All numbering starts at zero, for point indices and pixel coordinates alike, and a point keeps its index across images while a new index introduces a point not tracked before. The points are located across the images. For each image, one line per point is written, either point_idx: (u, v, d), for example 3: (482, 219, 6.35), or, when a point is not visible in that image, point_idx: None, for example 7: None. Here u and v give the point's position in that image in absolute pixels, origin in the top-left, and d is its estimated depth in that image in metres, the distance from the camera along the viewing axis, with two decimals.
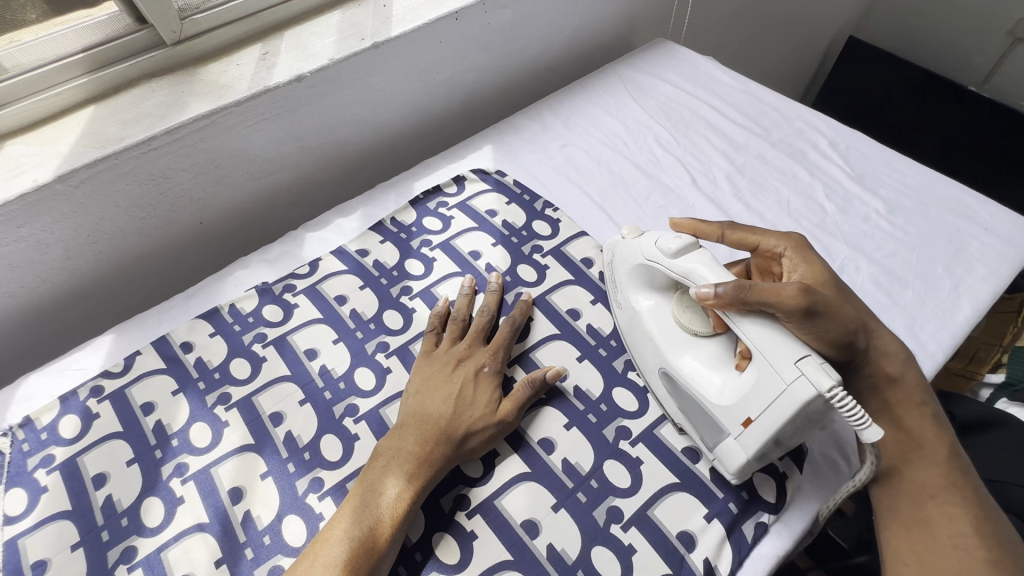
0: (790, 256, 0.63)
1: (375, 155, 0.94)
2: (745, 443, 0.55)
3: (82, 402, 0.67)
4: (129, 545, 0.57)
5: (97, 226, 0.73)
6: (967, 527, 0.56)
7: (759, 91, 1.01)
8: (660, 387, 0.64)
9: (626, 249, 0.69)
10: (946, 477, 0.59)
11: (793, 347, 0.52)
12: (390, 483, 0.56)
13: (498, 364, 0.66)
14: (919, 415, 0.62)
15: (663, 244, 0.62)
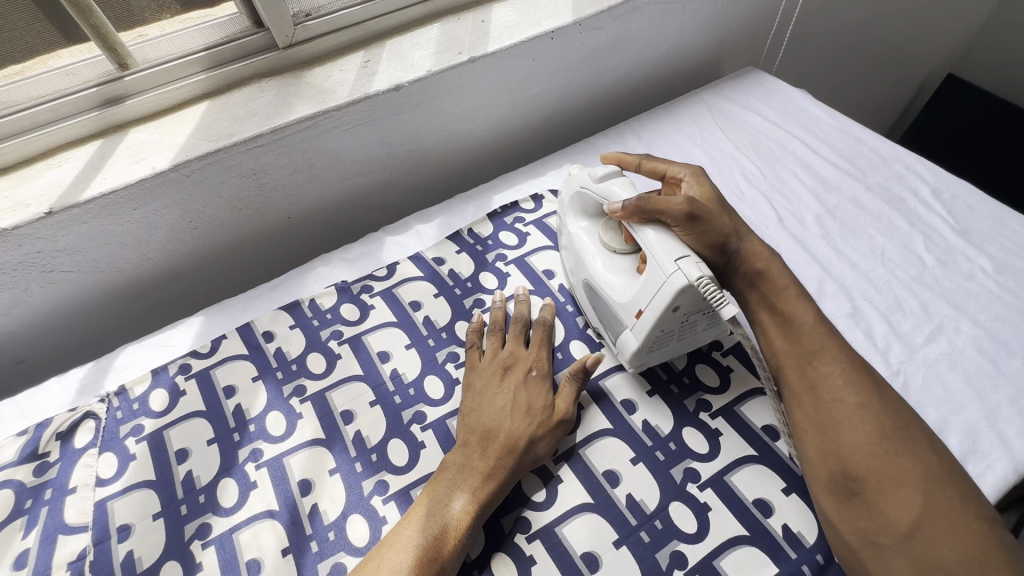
0: (687, 180, 0.73)
1: (456, 165, 0.95)
2: (637, 331, 0.63)
3: (171, 378, 0.71)
4: (204, 522, 0.60)
5: (199, 214, 0.78)
6: (840, 379, 0.57)
7: (857, 129, 0.96)
8: (584, 299, 0.74)
9: (569, 183, 0.78)
10: (816, 342, 0.60)
11: (676, 249, 0.59)
12: (454, 494, 0.56)
13: (545, 366, 0.66)
14: (789, 297, 0.64)
15: (592, 172, 0.72)
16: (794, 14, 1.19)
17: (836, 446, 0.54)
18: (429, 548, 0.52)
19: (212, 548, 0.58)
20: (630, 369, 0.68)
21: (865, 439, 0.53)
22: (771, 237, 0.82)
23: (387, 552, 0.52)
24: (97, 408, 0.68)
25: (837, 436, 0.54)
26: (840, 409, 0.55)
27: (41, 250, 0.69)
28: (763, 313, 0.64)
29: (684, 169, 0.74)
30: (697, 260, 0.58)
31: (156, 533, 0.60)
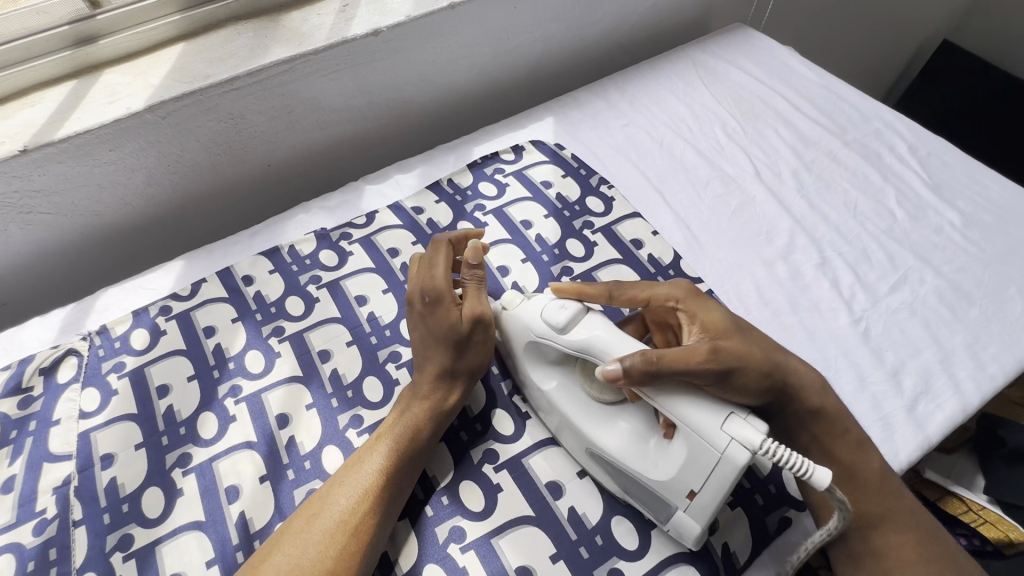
0: (683, 309, 0.58)
1: (438, 117, 0.95)
2: (697, 513, 0.50)
3: (152, 319, 0.72)
4: (185, 451, 0.62)
5: (178, 158, 0.78)
6: (908, 552, 0.54)
7: (840, 86, 0.96)
8: (596, 471, 0.58)
9: (510, 322, 0.60)
10: (880, 504, 0.56)
11: (717, 407, 0.48)
12: (405, 418, 0.59)
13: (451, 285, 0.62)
14: (847, 444, 0.58)
15: (549, 318, 0.55)
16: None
17: None
18: (389, 467, 0.55)
19: (192, 475, 0.61)
20: (692, 549, 0.54)
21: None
22: (747, 190, 0.83)
23: (348, 476, 0.55)
24: (79, 346, 0.70)
25: None
26: None
27: (18, 190, 0.70)
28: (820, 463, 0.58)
29: (666, 290, 0.60)
30: (745, 415, 0.48)
31: (138, 461, 0.62)
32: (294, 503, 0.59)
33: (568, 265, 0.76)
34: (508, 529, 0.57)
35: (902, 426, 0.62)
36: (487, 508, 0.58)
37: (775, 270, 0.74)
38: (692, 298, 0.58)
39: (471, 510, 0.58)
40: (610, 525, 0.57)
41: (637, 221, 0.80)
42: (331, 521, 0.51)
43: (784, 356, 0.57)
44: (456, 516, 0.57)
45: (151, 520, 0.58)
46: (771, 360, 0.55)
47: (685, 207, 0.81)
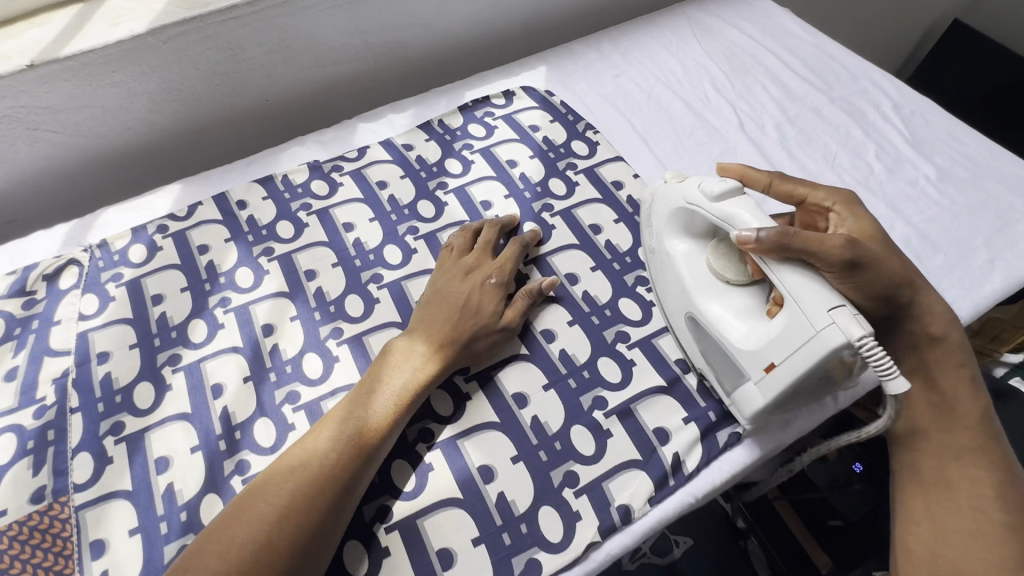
0: (838, 211, 0.61)
1: (433, 62, 0.97)
2: (765, 387, 0.55)
3: (149, 236, 0.76)
4: (176, 353, 0.66)
5: (178, 86, 0.81)
6: (989, 491, 0.55)
7: (831, 47, 0.97)
8: (686, 333, 0.64)
9: (667, 194, 0.67)
10: (973, 439, 0.57)
11: (827, 294, 0.50)
12: (394, 383, 0.58)
13: (504, 275, 0.66)
14: (953, 375, 0.59)
15: (706, 187, 0.59)
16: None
17: (953, 555, 0.54)
18: (372, 421, 0.56)
19: (181, 373, 0.65)
20: (744, 425, 0.60)
21: (989, 551, 0.53)
22: (729, 141, 0.85)
23: (332, 424, 0.55)
24: (80, 256, 0.74)
25: (955, 541, 0.54)
26: (974, 520, 0.54)
27: (25, 106, 0.73)
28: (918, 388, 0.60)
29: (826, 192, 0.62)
30: (854, 311, 0.49)
31: (131, 359, 0.66)
32: (274, 402, 0.63)
33: (549, 202, 0.78)
34: (473, 432, 0.60)
35: None
36: (454, 413, 0.61)
37: None
38: (841, 205, 0.61)
39: (441, 415, 0.61)
40: (570, 432, 0.60)
41: (619, 165, 0.82)
42: (304, 477, 0.50)
43: (918, 281, 0.60)
44: (425, 419, 0.61)
45: (142, 410, 0.62)
46: (904, 269, 0.57)
47: (666, 154, 0.84)
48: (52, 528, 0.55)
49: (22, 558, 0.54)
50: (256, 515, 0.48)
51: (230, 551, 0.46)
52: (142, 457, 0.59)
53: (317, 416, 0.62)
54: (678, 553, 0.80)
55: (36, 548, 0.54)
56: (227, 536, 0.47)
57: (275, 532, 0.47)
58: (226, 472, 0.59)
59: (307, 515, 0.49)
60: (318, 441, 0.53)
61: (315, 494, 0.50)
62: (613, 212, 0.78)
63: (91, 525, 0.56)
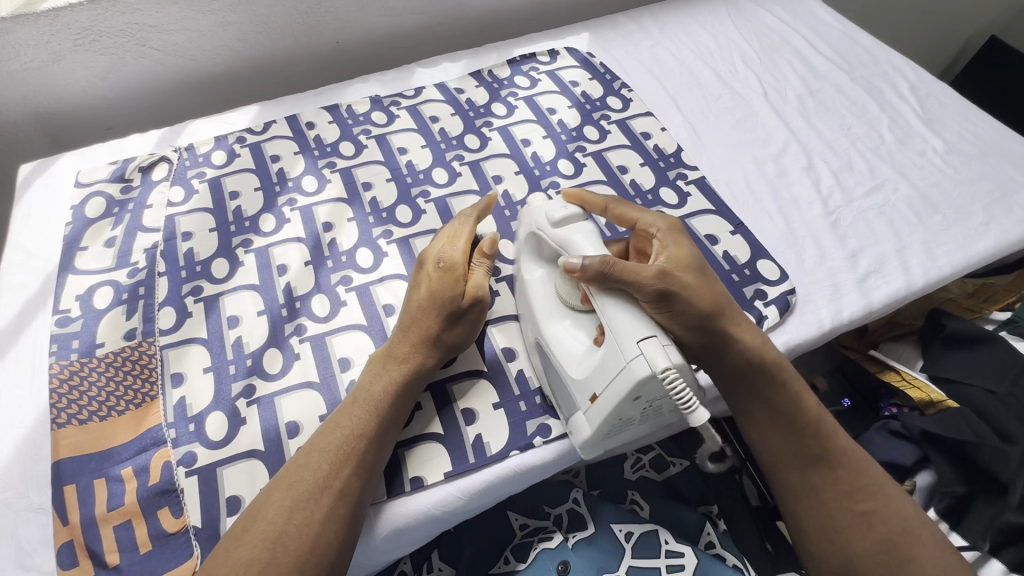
0: (662, 236, 0.61)
1: (487, 23, 1.07)
2: (591, 416, 0.56)
3: (230, 144, 0.87)
4: (248, 237, 0.76)
5: (265, 20, 0.92)
6: (847, 484, 0.58)
7: (858, 34, 1.04)
8: (536, 358, 0.65)
9: (529, 214, 0.66)
10: (818, 445, 0.60)
11: (643, 327, 0.52)
12: (381, 380, 0.59)
13: (456, 247, 0.64)
14: (786, 388, 0.61)
15: (551, 212, 0.61)
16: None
17: (838, 555, 0.56)
18: (381, 406, 0.57)
19: (253, 253, 0.75)
20: (581, 452, 0.60)
21: (865, 542, 0.56)
22: (752, 107, 0.92)
23: (350, 407, 0.57)
24: (171, 155, 0.85)
25: (836, 543, 0.57)
26: (846, 519, 0.57)
27: (138, 23, 0.84)
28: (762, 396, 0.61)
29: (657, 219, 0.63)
30: (666, 343, 0.51)
31: (210, 239, 0.76)
32: (330, 282, 0.72)
33: (582, 144, 0.87)
34: (500, 321, 0.69)
35: (849, 293, 0.71)
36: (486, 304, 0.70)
37: (763, 168, 0.84)
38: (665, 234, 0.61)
39: None
40: None
41: (649, 119, 0.90)
42: (308, 485, 0.52)
43: (732, 308, 0.61)
44: None
45: (218, 279, 0.73)
46: (714, 303, 0.59)
47: (692, 114, 0.92)
48: (141, 359, 0.66)
49: (116, 378, 0.64)
50: (296, 490, 0.52)
51: (278, 519, 0.50)
52: (217, 314, 0.69)
53: (366, 297, 0.71)
54: (674, 471, 0.80)
55: (126, 373, 0.65)
56: (271, 504, 0.51)
57: (314, 501, 0.51)
58: (286, 332, 0.68)
59: (337, 487, 0.52)
60: (312, 450, 0.54)
61: (342, 467, 0.53)
62: (640, 156, 0.86)
63: (172, 361, 0.66)
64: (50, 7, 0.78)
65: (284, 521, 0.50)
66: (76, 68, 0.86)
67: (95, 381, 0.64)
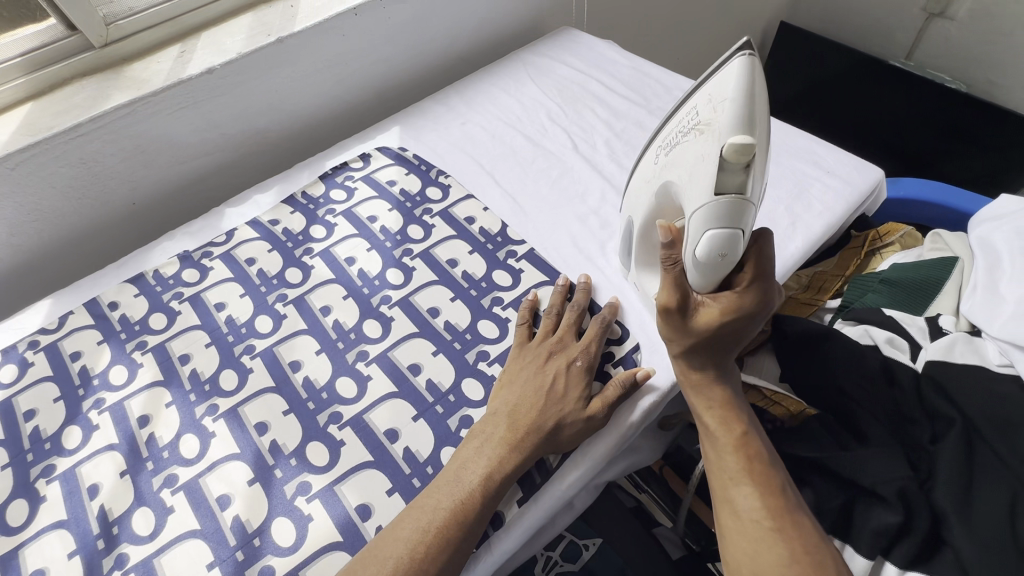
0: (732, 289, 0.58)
1: (295, 140, 1.05)
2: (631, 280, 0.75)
3: (20, 354, 0.77)
4: (50, 463, 0.67)
5: (37, 206, 0.84)
6: (758, 498, 0.53)
7: (646, 66, 1.10)
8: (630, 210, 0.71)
9: (702, 166, 0.53)
10: (741, 456, 0.56)
11: None
12: (478, 465, 0.60)
13: (590, 360, 0.67)
14: (717, 404, 0.59)
15: (702, 233, 0.54)
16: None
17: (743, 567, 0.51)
18: (483, 487, 0.58)
19: (56, 482, 0.65)
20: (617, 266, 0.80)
21: (770, 556, 0.50)
22: (565, 162, 0.94)
23: (450, 483, 0.59)
24: None
25: (740, 556, 0.52)
26: (751, 532, 0.52)
27: None
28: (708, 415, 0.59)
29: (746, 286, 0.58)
30: None
31: (4, 479, 0.66)
32: (152, 489, 0.64)
33: (408, 247, 0.84)
34: (348, 476, 0.64)
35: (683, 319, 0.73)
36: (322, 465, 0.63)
37: (586, 222, 0.85)
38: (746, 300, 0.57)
39: (317, 466, 0.64)
40: (439, 456, 0.65)
41: (470, 202, 0.90)
42: None
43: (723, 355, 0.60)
44: (303, 473, 0.64)
45: (16, 527, 0.62)
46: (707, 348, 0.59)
47: (511, 184, 0.92)
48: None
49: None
50: None
51: None
52: (17, 574, 0.59)
53: (196, 494, 0.63)
54: (588, 556, 0.78)
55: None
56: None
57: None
58: (105, 569, 0.59)
59: (431, 567, 0.54)
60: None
61: (433, 552, 0.54)
62: (467, 244, 0.84)
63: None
64: None
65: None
66: None
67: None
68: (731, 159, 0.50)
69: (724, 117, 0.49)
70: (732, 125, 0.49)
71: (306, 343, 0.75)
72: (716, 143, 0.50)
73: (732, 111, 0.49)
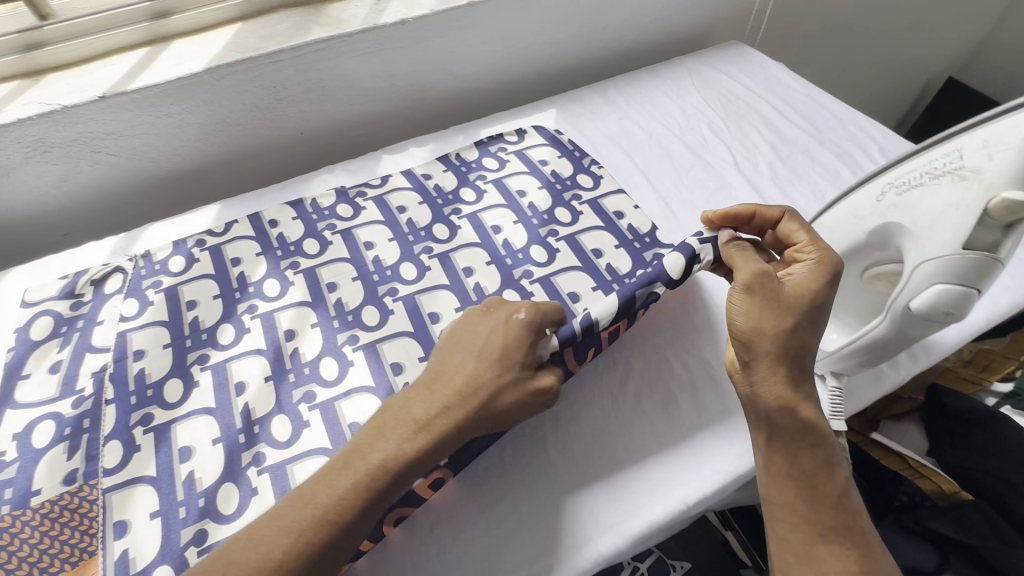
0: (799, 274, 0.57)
1: (453, 103, 1.08)
2: None
3: (189, 249, 0.83)
4: (205, 353, 0.72)
5: (225, 118, 0.91)
6: (852, 565, 0.49)
7: (821, 96, 1.05)
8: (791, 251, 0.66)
9: (953, 212, 0.50)
10: (834, 515, 0.51)
11: (836, 363, 0.62)
12: (381, 441, 0.52)
13: (532, 323, 0.57)
14: (808, 444, 0.53)
15: (940, 281, 0.50)
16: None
17: None
18: (381, 465, 0.50)
19: (208, 371, 0.70)
20: None
21: None
22: (724, 177, 0.91)
23: (357, 456, 0.51)
24: (126, 265, 0.81)
25: None
26: None
27: (92, 131, 0.83)
28: (777, 459, 0.54)
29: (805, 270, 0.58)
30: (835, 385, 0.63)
31: (164, 357, 0.72)
32: (292, 400, 0.67)
33: (554, 228, 0.84)
34: None
35: None
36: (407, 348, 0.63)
37: None
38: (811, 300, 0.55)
39: None
40: (564, 440, 0.64)
41: (621, 197, 0.88)
42: None
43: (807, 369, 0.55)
44: None
45: (170, 403, 0.67)
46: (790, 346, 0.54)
47: (665, 188, 0.90)
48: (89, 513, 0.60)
49: (67, 535, 0.59)
50: None
51: None
52: (167, 446, 0.64)
53: (331, 414, 0.66)
54: None
55: (69, 528, 0.59)
56: (258, 546, 0.47)
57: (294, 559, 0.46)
58: (244, 462, 0.63)
59: (317, 547, 0.47)
60: None
61: (302, 552, 0.47)
62: (614, 238, 0.83)
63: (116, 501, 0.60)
64: None
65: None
66: (28, 180, 0.84)
67: (48, 540, 0.59)
68: (997, 213, 0.48)
69: (1000, 167, 0.48)
70: (1011, 175, 0.47)
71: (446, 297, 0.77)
72: (982, 194, 0.49)
73: (1012, 163, 0.48)
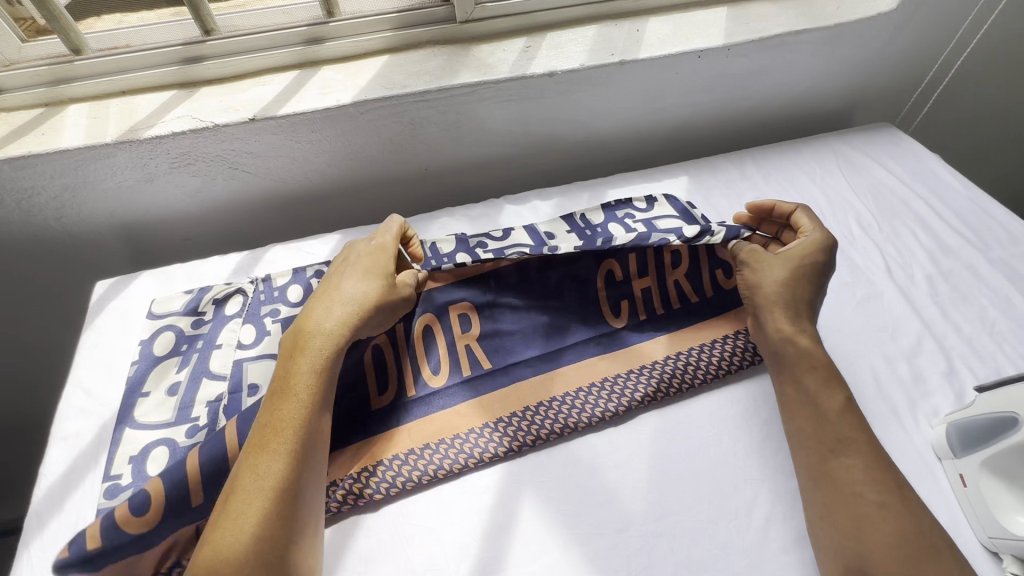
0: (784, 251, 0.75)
1: (578, 156, 1.04)
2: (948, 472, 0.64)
3: (307, 278, 0.82)
4: None
5: (359, 148, 0.90)
6: (862, 477, 0.59)
7: (988, 203, 0.95)
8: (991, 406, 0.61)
9: None
10: (841, 434, 0.62)
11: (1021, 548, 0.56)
12: (301, 379, 0.61)
13: (370, 261, 0.71)
14: (814, 373, 0.66)
15: None
16: (955, 66, 1.11)
17: (859, 534, 0.56)
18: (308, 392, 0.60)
19: None
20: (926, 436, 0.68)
21: (883, 534, 0.55)
22: (875, 284, 0.82)
23: (278, 397, 0.60)
24: (247, 287, 0.80)
25: (859, 536, 0.56)
26: (858, 505, 0.57)
27: (235, 150, 0.84)
28: (791, 393, 0.67)
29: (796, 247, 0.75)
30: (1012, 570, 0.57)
31: None
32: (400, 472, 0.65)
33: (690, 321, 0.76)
34: (592, 547, 0.60)
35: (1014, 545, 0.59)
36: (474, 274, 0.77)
37: (894, 367, 0.73)
38: (797, 271, 0.72)
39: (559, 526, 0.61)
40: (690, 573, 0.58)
41: None
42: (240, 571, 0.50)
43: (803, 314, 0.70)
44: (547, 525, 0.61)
45: None
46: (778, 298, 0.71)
47: None
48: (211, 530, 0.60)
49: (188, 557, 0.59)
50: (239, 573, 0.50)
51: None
52: None
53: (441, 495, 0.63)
54: None
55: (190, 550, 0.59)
56: (243, 489, 0.54)
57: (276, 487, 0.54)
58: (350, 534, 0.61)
59: (289, 470, 0.55)
60: (230, 519, 0.52)
61: (279, 475, 0.55)
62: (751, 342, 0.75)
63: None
64: (153, 134, 0.78)
65: (261, 500, 0.53)
66: (169, 187, 0.86)
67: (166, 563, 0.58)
68: None
69: None
70: None
71: (566, 380, 0.72)
72: None
73: None
